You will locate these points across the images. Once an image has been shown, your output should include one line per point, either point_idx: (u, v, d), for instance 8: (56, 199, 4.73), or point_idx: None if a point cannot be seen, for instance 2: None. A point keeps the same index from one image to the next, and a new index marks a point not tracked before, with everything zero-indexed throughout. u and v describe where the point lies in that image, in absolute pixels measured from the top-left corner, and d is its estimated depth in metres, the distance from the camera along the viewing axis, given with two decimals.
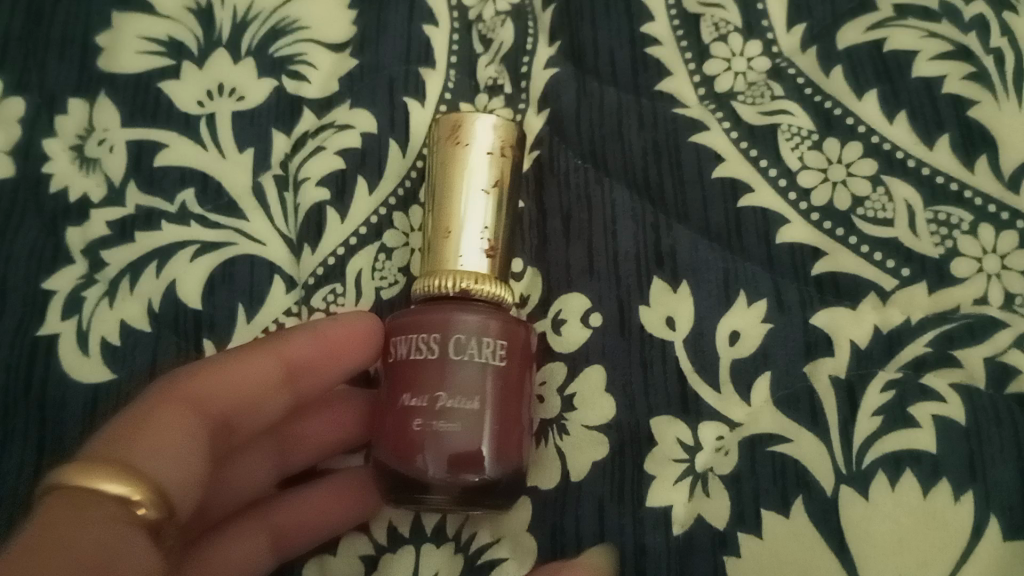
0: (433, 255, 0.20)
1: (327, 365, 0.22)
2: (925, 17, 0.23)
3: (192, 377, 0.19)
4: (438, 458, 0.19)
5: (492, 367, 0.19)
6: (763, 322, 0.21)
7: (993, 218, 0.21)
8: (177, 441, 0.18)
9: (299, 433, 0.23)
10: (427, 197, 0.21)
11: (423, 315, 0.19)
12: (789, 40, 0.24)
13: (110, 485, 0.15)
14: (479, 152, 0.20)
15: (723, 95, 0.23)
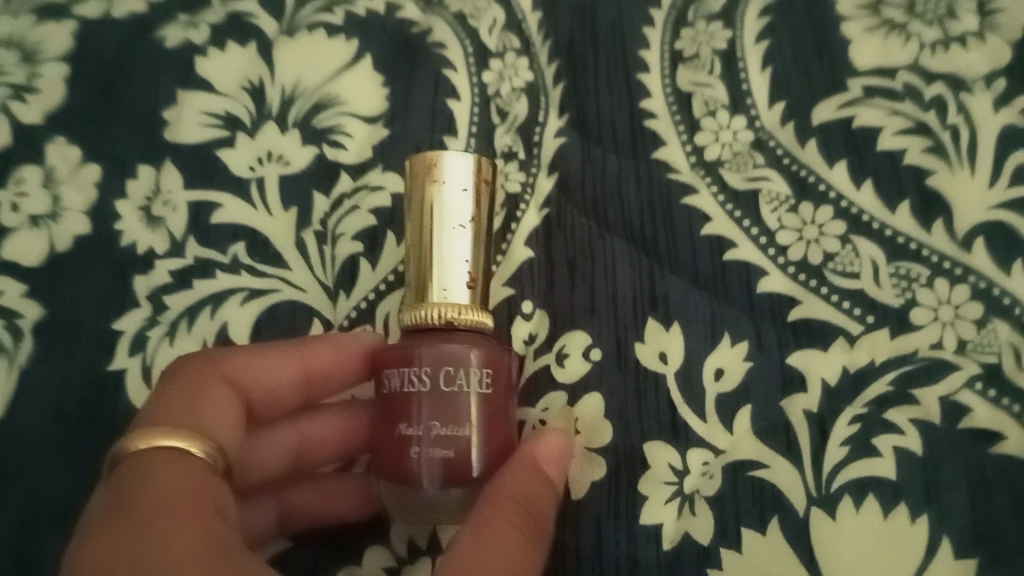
0: (419, 287, 0.22)
1: (338, 379, 0.24)
2: (890, 97, 0.26)
3: (227, 361, 0.23)
4: (425, 477, 0.21)
5: (478, 395, 0.21)
6: (745, 360, 0.24)
7: (947, 273, 0.24)
8: (218, 411, 0.22)
9: (316, 436, 0.26)
10: (410, 228, 0.23)
11: (415, 350, 0.21)
12: (771, 115, 0.27)
13: (172, 441, 0.19)
14: (459, 189, 0.23)
15: (712, 162, 0.26)
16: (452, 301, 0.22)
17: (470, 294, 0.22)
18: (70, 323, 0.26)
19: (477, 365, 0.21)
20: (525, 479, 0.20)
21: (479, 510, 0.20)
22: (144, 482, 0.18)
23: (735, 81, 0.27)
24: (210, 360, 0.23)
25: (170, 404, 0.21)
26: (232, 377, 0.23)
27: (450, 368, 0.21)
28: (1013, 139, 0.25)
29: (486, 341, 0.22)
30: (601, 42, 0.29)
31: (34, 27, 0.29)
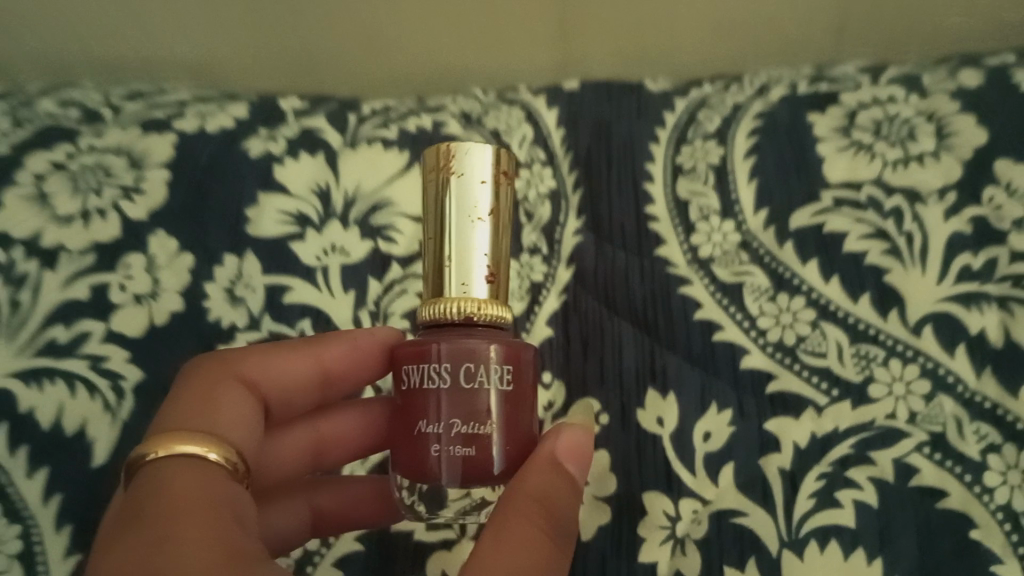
0: (441, 282, 0.24)
1: (347, 376, 0.28)
2: (856, 207, 0.31)
3: (239, 365, 0.26)
4: (445, 473, 0.23)
5: (497, 392, 0.23)
6: (729, 425, 0.29)
7: (900, 354, 0.29)
8: (231, 413, 0.25)
9: (334, 436, 0.30)
10: (432, 221, 0.24)
11: (434, 348, 0.23)
12: (755, 220, 0.32)
13: (186, 447, 0.22)
14: (478, 181, 0.24)
15: (704, 259, 0.31)
16: (471, 298, 0.24)
17: (487, 288, 0.24)
18: (167, 385, 0.31)
19: (496, 362, 0.23)
20: (543, 479, 0.22)
21: (500, 512, 0.21)
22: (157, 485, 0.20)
23: (726, 192, 0.33)
24: (225, 365, 0.26)
25: (187, 409, 0.24)
26: (243, 375, 0.26)
27: (471, 368, 0.22)
28: (959, 244, 0.30)
29: (502, 336, 0.24)
30: (613, 157, 0.34)
31: (139, 138, 0.35)
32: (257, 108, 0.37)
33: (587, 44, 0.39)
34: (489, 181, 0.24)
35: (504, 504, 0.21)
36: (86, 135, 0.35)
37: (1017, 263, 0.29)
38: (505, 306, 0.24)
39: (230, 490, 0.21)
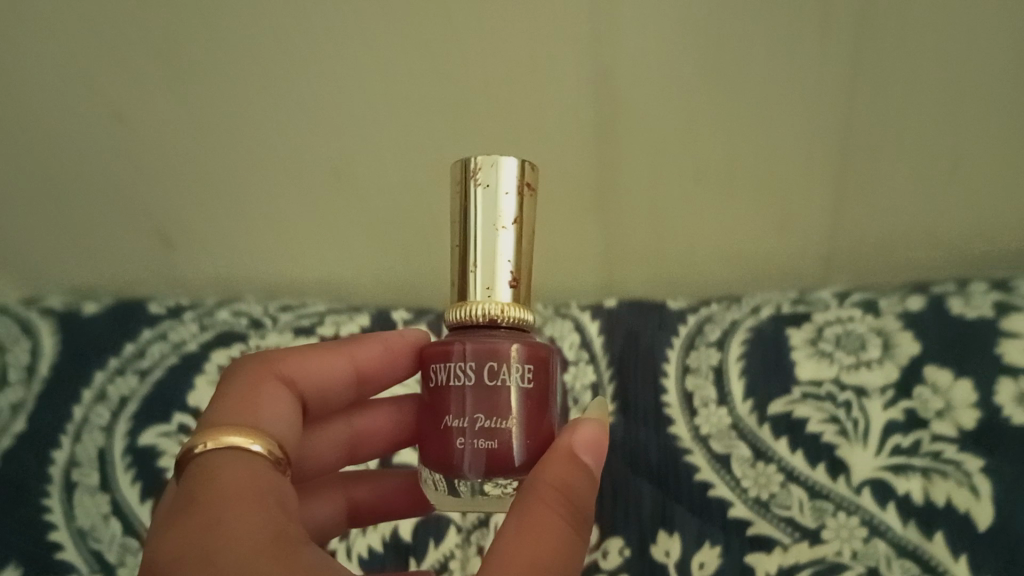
0: (476, 281, 0.32)
1: (376, 373, 0.38)
2: (817, 398, 0.42)
3: (286, 362, 0.34)
4: (471, 462, 0.30)
5: (514, 390, 0.30)
6: (716, 556, 0.41)
7: (845, 508, 0.40)
8: (280, 402, 0.32)
9: (363, 433, 0.40)
10: (467, 227, 0.32)
11: (461, 354, 0.30)
12: (743, 406, 0.43)
13: (236, 437, 0.28)
14: (503, 193, 0.32)
15: (704, 436, 0.43)
16: (497, 301, 0.31)
17: (510, 289, 0.32)
18: None
19: (513, 360, 0.30)
20: (561, 471, 0.27)
21: (528, 500, 0.26)
22: (226, 471, 0.27)
23: (722, 385, 0.44)
24: (274, 363, 0.34)
25: (234, 408, 0.30)
26: (288, 372, 0.34)
27: (493, 364, 0.30)
28: (893, 427, 0.41)
29: (521, 335, 0.31)
30: (639, 358, 0.46)
31: (293, 339, 0.49)
32: (376, 317, 0.50)
33: (623, 265, 0.52)
34: (513, 192, 0.32)
35: (529, 495, 0.27)
36: (254, 338, 0.49)
37: (936, 442, 0.40)
38: (525, 306, 0.32)
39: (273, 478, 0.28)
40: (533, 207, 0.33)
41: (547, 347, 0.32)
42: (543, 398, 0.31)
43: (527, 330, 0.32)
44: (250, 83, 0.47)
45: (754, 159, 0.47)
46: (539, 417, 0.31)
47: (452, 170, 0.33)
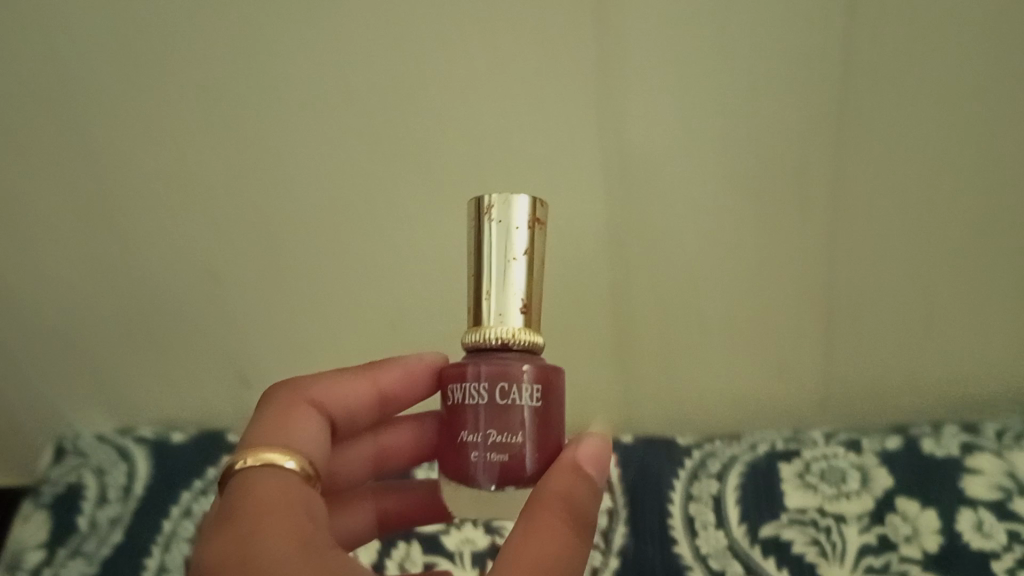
0: (492, 306, 0.37)
1: (399, 392, 0.42)
2: (801, 524, 0.49)
3: (311, 387, 0.39)
4: (486, 475, 0.35)
5: (523, 408, 0.35)
6: None
7: None
8: (307, 425, 0.37)
9: (389, 447, 0.46)
10: (482, 261, 0.38)
11: (477, 376, 0.35)
12: (738, 529, 0.50)
13: (270, 456, 0.33)
14: (515, 228, 0.38)
15: (703, 555, 0.49)
16: (510, 325, 0.36)
17: (521, 313, 0.37)
18: None
19: (524, 382, 0.35)
20: (564, 483, 0.32)
21: (535, 507, 0.31)
22: (257, 484, 0.31)
23: (720, 513, 0.51)
24: (302, 389, 0.39)
25: (270, 430, 0.35)
26: (312, 398, 0.39)
27: (505, 384, 0.35)
28: (867, 550, 0.48)
29: (531, 356, 0.36)
30: (649, 488, 0.53)
31: None
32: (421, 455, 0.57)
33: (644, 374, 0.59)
34: (524, 225, 0.38)
35: (537, 505, 0.31)
36: None
37: (904, 562, 0.47)
38: (534, 330, 0.37)
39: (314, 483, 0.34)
40: (541, 242, 0.39)
41: (555, 367, 0.36)
42: (550, 409, 0.36)
43: (537, 354, 0.37)
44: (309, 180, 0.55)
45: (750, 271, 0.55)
46: (545, 429, 0.35)
47: (468, 212, 0.39)
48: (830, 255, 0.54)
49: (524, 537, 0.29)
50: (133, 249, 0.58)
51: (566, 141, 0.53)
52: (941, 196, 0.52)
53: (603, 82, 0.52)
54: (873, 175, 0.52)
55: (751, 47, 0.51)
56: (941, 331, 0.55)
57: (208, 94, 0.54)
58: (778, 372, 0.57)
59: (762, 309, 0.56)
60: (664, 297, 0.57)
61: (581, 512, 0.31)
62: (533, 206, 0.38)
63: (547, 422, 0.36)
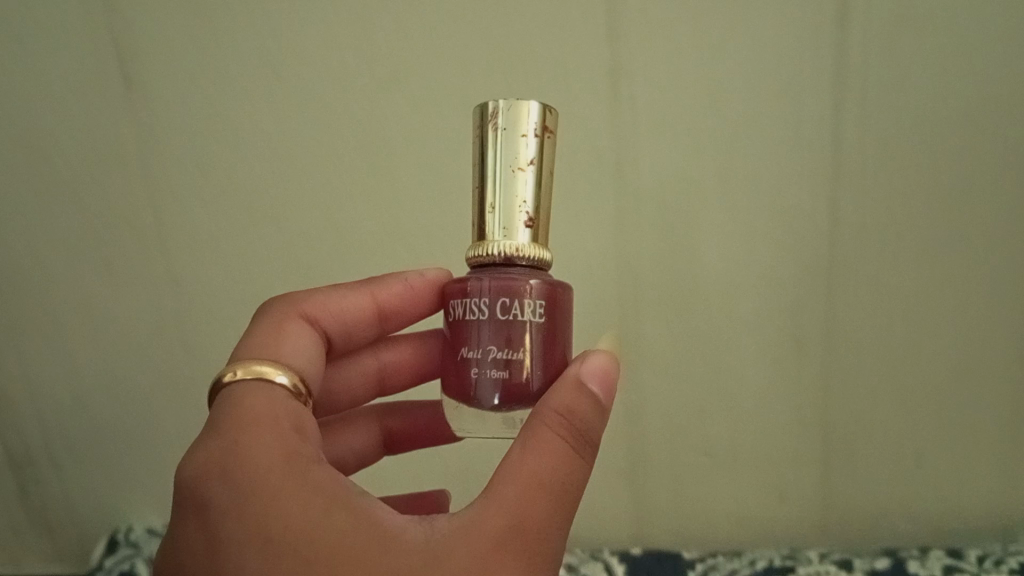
0: (500, 219, 0.37)
1: (396, 311, 0.46)
2: None
3: (306, 302, 0.43)
4: (489, 390, 0.36)
5: (526, 323, 0.36)
6: None
7: None
8: (295, 338, 0.40)
9: (392, 372, 0.50)
10: (488, 172, 0.38)
11: (480, 292, 0.36)
12: None
13: (264, 370, 0.36)
14: (523, 135, 0.38)
15: None
16: (515, 241, 0.37)
17: (527, 227, 0.37)
18: None
19: (529, 296, 0.36)
20: (567, 397, 0.32)
21: (535, 423, 0.32)
22: (248, 401, 0.33)
23: None
24: (293, 307, 0.42)
25: (263, 343, 0.38)
26: (305, 311, 0.42)
27: (510, 297, 0.36)
28: None
29: (537, 272, 0.37)
30: None
31: None
32: None
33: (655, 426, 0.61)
34: (534, 131, 0.38)
35: (538, 418, 0.32)
36: None
37: None
38: (540, 247, 0.38)
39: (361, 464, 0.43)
40: (549, 149, 0.39)
41: (561, 285, 0.37)
42: (553, 322, 0.37)
43: (543, 269, 0.38)
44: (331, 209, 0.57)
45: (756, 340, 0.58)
46: (548, 346, 0.37)
47: (474, 122, 0.39)
48: (829, 339, 0.58)
49: (519, 458, 0.31)
50: (186, 381, 0.62)
51: (584, 285, 0.58)
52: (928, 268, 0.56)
53: (619, 232, 0.57)
54: (864, 261, 0.56)
55: (753, 203, 0.56)
56: (929, 451, 0.60)
57: (257, 240, 0.58)
58: (780, 497, 0.62)
59: (762, 413, 0.60)
60: (675, 425, 0.61)
61: (583, 427, 0.32)
62: (541, 109, 0.38)
63: (549, 336, 0.37)
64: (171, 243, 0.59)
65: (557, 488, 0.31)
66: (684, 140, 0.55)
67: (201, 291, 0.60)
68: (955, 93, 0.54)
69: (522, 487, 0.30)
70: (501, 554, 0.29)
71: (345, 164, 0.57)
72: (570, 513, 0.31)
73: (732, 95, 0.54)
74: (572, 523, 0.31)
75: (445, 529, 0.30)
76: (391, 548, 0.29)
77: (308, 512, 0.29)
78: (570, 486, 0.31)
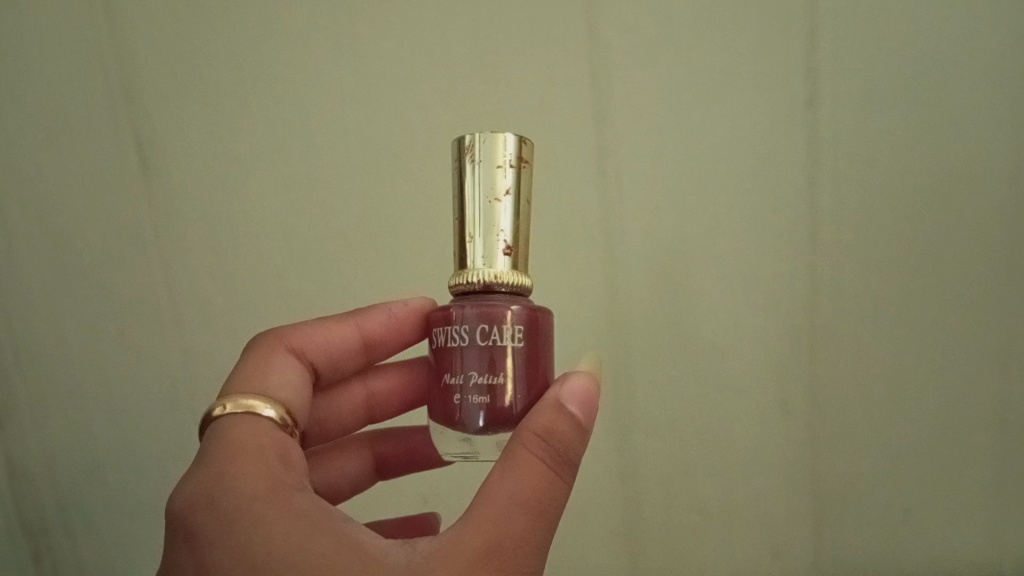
0: (480, 249, 0.40)
1: (380, 342, 0.50)
2: None
3: (293, 335, 0.47)
4: (473, 415, 0.39)
5: (506, 347, 0.38)
6: None
7: None
8: (282, 370, 0.44)
9: (381, 396, 0.54)
10: (468, 202, 0.41)
11: (463, 319, 0.39)
12: None
13: (252, 403, 0.39)
14: (501, 167, 0.40)
15: None
16: (494, 269, 0.40)
17: (505, 255, 0.40)
18: None
19: (509, 321, 0.38)
20: (546, 420, 0.35)
21: (516, 445, 0.35)
22: (234, 433, 0.36)
23: None
24: (281, 338, 0.46)
25: (254, 375, 0.42)
26: (291, 345, 0.46)
27: (492, 323, 0.38)
28: None
29: (517, 298, 0.40)
30: None
31: None
32: None
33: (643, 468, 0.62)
34: (511, 163, 0.41)
35: (520, 440, 0.35)
36: None
37: None
38: (518, 274, 0.41)
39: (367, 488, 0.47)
40: (525, 179, 0.41)
41: (541, 310, 0.40)
42: (532, 347, 0.39)
43: (523, 296, 0.41)
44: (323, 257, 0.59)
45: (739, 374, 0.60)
46: (527, 370, 0.39)
47: (453, 155, 0.42)
48: (809, 372, 0.60)
49: (500, 478, 0.34)
50: (191, 462, 0.62)
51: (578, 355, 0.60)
52: (898, 304, 0.59)
53: (605, 282, 0.59)
54: (839, 299, 0.59)
55: (732, 252, 0.58)
56: (916, 510, 0.62)
57: (261, 318, 0.60)
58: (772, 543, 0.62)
59: (747, 450, 0.61)
60: (671, 492, 0.62)
61: (561, 448, 0.35)
62: (519, 142, 0.41)
63: (529, 359, 0.39)
64: (178, 322, 0.60)
65: (535, 505, 0.33)
66: (663, 180, 0.58)
67: (207, 368, 0.61)
68: (919, 157, 0.57)
69: (502, 506, 0.33)
70: (481, 566, 0.31)
71: (346, 243, 0.59)
72: (548, 529, 0.34)
73: (713, 172, 0.57)
74: (551, 539, 0.33)
75: (428, 546, 0.32)
76: (374, 564, 0.31)
77: (294, 533, 0.32)
78: (547, 503, 0.33)
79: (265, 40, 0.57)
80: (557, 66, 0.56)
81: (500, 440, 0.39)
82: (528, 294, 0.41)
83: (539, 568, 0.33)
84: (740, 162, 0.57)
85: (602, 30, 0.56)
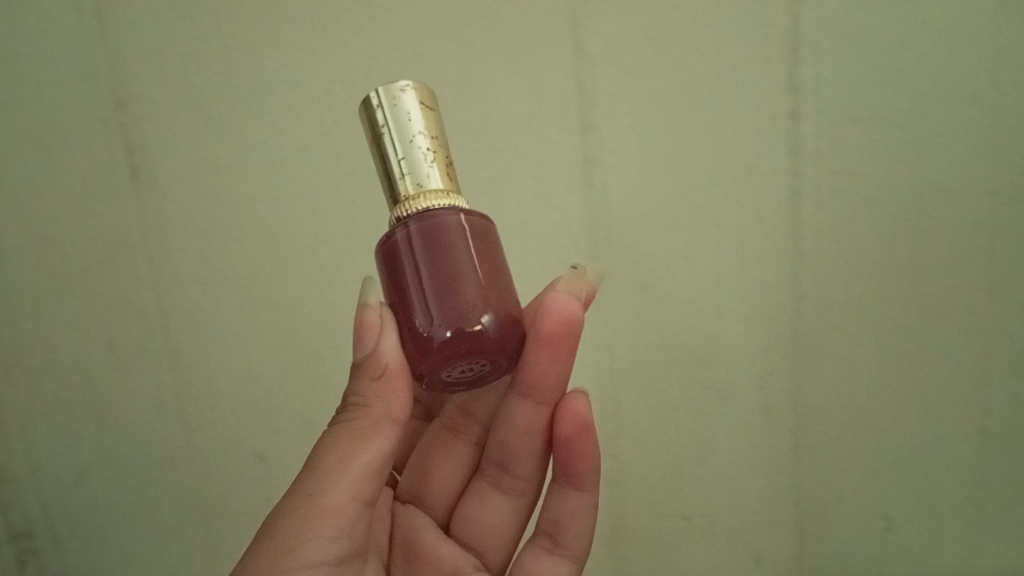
0: (411, 179, 0.38)
1: None
2: None
3: None
4: (424, 326, 0.37)
5: (423, 254, 0.37)
6: None
7: None
8: None
9: None
10: (385, 145, 0.39)
11: (389, 246, 0.38)
12: None
13: None
14: (411, 106, 0.39)
15: None
16: (428, 198, 0.38)
17: (423, 180, 0.38)
18: None
19: (457, 227, 0.38)
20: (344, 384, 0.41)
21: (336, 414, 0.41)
22: None
23: None
24: None
25: None
26: None
27: (442, 234, 0.37)
28: None
29: (454, 209, 0.38)
30: None
31: None
32: None
33: (631, 466, 0.63)
34: (407, 92, 0.39)
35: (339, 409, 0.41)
36: None
37: None
38: (451, 198, 0.39)
39: (514, 413, 0.49)
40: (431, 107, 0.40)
41: (477, 217, 0.39)
42: (456, 242, 0.37)
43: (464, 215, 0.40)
44: (317, 253, 0.60)
45: (727, 372, 0.61)
46: (463, 266, 0.37)
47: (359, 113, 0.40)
48: (796, 369, 0.61)
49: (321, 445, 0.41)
50: (179, 460, 0.63)
51: None
52: (883, 304, 0.60)
53: None
54: (825, 299, 0.60)
55: (722, 248, 0.59)
56: (898, 519, 0.63)
57: (257, 326, 0.61)
58: (758, 542, 0.64)
59: (734, 448, 0.62)
60: (655, 498, 0.63)
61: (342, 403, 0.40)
62: (416, 84, 0.40)
63: (454, 255, 0.37)
64: (166, 325, 0.61)
65: (311, 457, 0.40)
66: (653, 171, 0.58)
67: (197, 372, 0.61)
68: (907, 158, 0.58)
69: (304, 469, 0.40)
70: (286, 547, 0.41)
71: (340, 236, 0.60)
72: (324, 473, 0.39)
73: (702, 167, 0.58)
74: (329, 477, 0.38)
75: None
76: None
77: None
78: (318, 453, 0.39)
79: (254, 49, 0.57)
80: (541, 77, 0.57)
81: (477, 345, 0.37)
82: (472, 209, 0.40)
83: (327, 499, 0.38)
84: (728, 160, 0.58)
85: (588, 42, 0.56)
